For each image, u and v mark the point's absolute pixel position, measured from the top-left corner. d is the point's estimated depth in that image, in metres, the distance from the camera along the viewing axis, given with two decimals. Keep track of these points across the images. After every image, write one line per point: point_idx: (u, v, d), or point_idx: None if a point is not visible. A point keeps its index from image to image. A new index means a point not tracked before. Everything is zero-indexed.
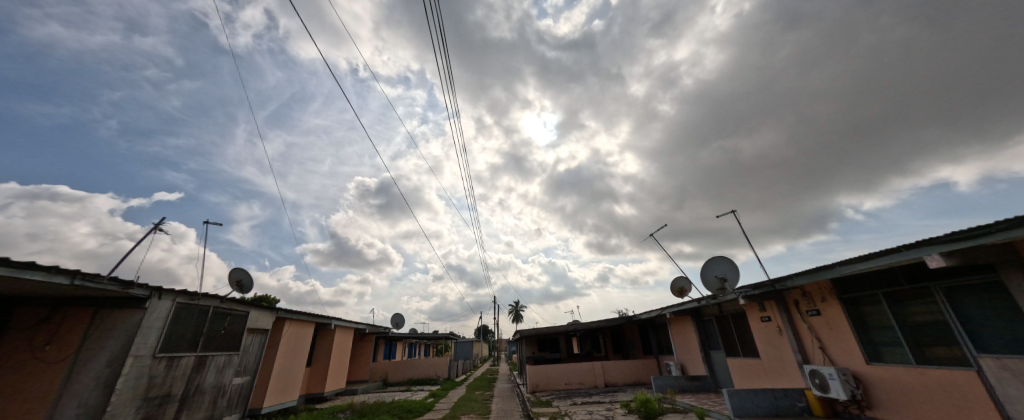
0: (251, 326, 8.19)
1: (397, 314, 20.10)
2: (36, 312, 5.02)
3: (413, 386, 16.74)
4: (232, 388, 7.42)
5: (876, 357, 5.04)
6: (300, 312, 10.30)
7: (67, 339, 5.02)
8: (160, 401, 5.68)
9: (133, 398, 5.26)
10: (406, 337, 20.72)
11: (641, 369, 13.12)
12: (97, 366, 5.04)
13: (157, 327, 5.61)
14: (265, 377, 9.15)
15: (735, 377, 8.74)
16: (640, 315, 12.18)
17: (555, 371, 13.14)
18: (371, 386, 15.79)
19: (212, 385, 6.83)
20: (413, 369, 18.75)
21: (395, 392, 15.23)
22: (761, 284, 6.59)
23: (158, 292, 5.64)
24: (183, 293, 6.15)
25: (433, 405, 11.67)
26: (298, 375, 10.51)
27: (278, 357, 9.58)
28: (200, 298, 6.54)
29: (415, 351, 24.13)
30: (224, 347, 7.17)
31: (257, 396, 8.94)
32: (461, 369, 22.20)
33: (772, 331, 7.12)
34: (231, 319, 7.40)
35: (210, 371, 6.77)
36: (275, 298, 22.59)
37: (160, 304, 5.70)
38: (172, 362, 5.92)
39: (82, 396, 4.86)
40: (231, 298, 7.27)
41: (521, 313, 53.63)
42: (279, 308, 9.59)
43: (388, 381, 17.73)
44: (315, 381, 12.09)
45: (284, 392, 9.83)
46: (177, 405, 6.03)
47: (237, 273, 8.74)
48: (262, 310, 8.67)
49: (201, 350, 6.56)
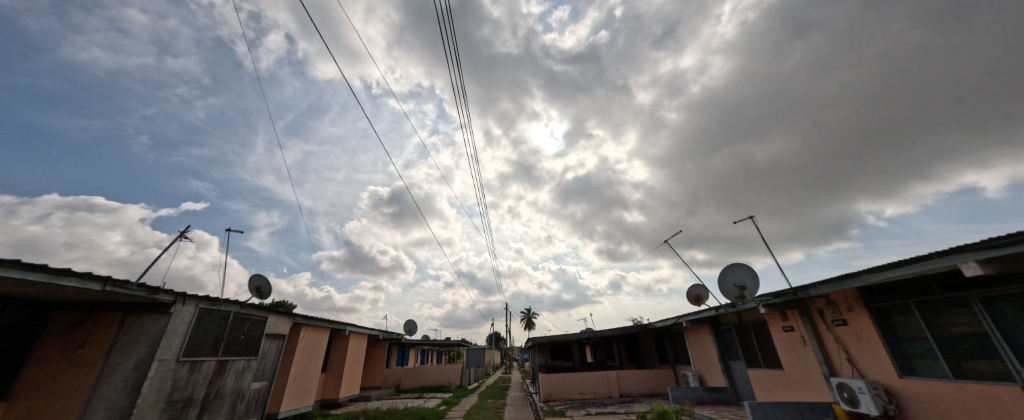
0: (269, 331, 8.56)
1: (409, 320, 20.42)
2: (72, 316, 5.46)
3: (426, 393, 16.86)
4: (251, 393, 7.76)
5: (909, 370, 4.92)
6: (316, 318, 10.66)
7: (99, 342, 5.39)
8: (182, 405, 6.02)
9: (158, 400, 5.60)
10: (419, 344, 20.95)
11: (655, 379, 12.94)
12: (125, 369, 5.38)
13: (180, 332, 6.01)
14: (282, 382, 9.48)
15: (756, 389, 8.57)
16: (655, 323, 12.06)
17: (567, 380, 13.09)
18: (385, 393, 16.02)
19: (232, 389, 7.17)
20: (426, 376, 18.96)
21: (409, 399, 15.39)
22: (783, 292, 6.49)
23: (181, 298, 6.03)
24: (205, 299, 6.54)
25: (445, 412, 11.84)
26: (314, 381, 10.84)
27: (295, 362, 9.92)
28: (221, 304, 6.93)
29: (428, 357, 24.35)
30: (243, 352, 7.53)
31: (274, 401, 9.26)
32: (474, 377, 22.27)
33: (796, 341, 7.00)
34: (250, 325, 7.77)
35: (230, 375, 7.12)
36: (292, 303, 23.42)
37: (183, 310, 6.09)
38: (194, 366, 6.27)
39: (113, 398, 5.21)
40: (250, 303, 7.65)
41: (531, 320, 53.27)
42: (297, 314, 9.96)
43: (401, 387, 17.95)
44: (330, 387, 12.38)
45: (301, 397, 10.15)
46: (199, 408, 6.37)
47: (257, 280, 9.17)
48: (279, 315, 9.04)
49: (221, 355, 6.91)
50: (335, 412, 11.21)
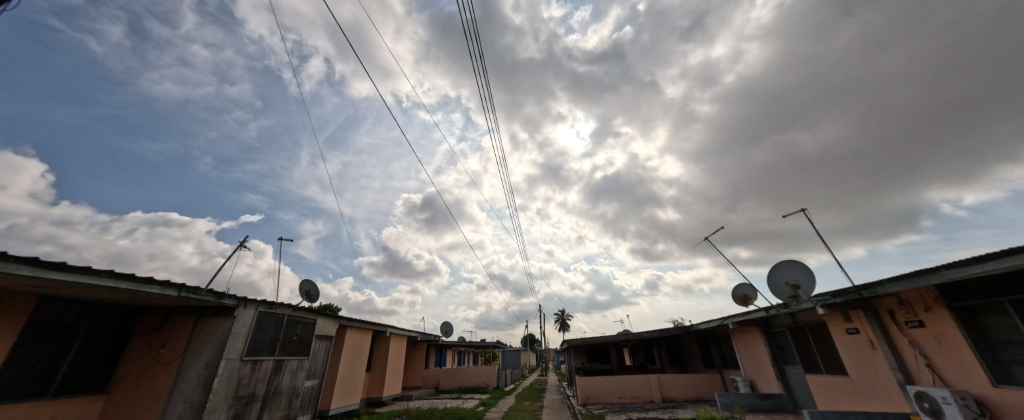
0: (319, 333, 9.26)
1: (446, 322, 21.12)
2: (155, 319, 6.30)
3: (464, 394, 17.29)
4: (304, 390, 8.44)
5: (1005, 378, 4.38)
6: (359, 320, 11.36)
7: (179, 342, 6.19)
8: (246, 400, 6.69)
9: (226, 395, 6.27)
10: (455, 346, 21.50)
11: (700, 384, 12.36)
12: (198, 366, 6.08)
13: (243, 333, 6.69)
14: (332, 381, 10.20)
15: (817, 397, 7.94)
16: (697, 325, 11.55)
17: (606, 383, 12.86)
18: (425, 393, 16.67)
19: (288, 387, 7.85)
20: (464, 378, 19.41)
21: (447, 399, 15.88)
22: (844, 292, 6.02)
23: (243, 302, 6.73)
24: (263, 303, 7.23)
25: (484, 414, 12.09)
26: (360, 380, 11.53)
27: (343, 362, 10.64)
28: (277, 307, 7.63)
29: (463, 358, 24.94)
30: (296, 352, 8.21)
31: (326, 399, 9.98)
32: (510, 379, 22.51)
33: (862, 345, 6.42)
34: (302, 327, 8.47)
35: (286, 374, 7.80)
36: (337, 306, 24.83)
37: (245, 313, 6.78)
38: (255, 365, 6.96)
39: (189, 392, 5.92)
40: (301, 306, 8.34)
41: (566, 322, 52.62)
42: (342, 316, 10.68)
43: (440, 388, 18.58)
44: (375, 386, 13.11)
45: (348, 395, 10.86)
46: (261, 403, 7.04)
47: (306, 285, 9.94)
48: (327, 318, 9.76)
49: (278, 354, 7.60)
50: (380, 411, 11.83)
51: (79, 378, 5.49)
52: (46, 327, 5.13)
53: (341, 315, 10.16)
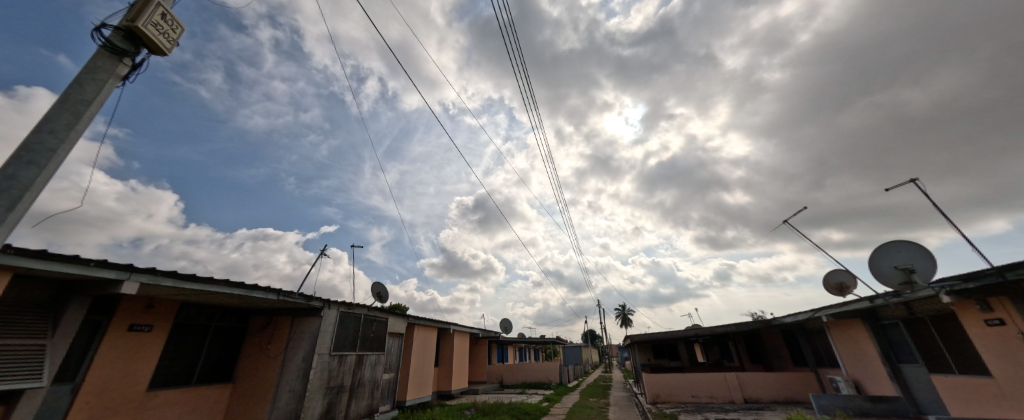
0: (391, 330, 10.13)
1: (504, 319, 21.66)
2: (262, 319, 7.44)
3: (528, 389, 17.59)
4: (383, 382, 9.31)
5: None
6: (425, 318, 12.16)
7: (282, 339, 7.25)
8: (337, 389, 7.58)
9: (321, 385, 7.17)
10: (516, 342, 21.95)
11: (789, 384, 11.07)
12: (297, 360, 7.04)
13: (329, 330, 7.58)
14: (406, 374, 11.07)
15: (948, 402, 6.65)
16: (782, 318, 10.36)
17: (676, 381, 12.15)
18: (490, 387, 17.31)
19: (369, 379, 8.72)
20: (526, 373, 19.74)
21: (512, 393, 16.30)
22: (979, 275, 4.94)
23: (327, 304, 7.61)
24: (343, 303, 8.11)
25: (549, 409, 12.19)
26: (430, 374, 12.36)
27: (414, 357, 11.49)
28: (355, 308, 8.50)
29: (524, 354, 25.38)
30: (374, 348, 9.07)
31: (402, 391, 10.88)
32: (573, 375, 22.34)
33: (1010, 340, 5.22)
34: (377, 325, 9.33)
35: (367, 367, 8.67)
36: (405, 306, 26.84)
37: (329, 313, 7.67)
38: (341, 359, 7.85)
39: (292, 382, 6.89)
40: (375, 306, 9.19)
41: (628, 317, 50.64)
42: (410, 315, 11.53)
43: (504, 382, 19.16)
44: (444, 380, 13.95)
45: (421, 388, 11.71)
46: (348, 393, 7.92)
47: (377, 287, 10.91)
48: (397, 317, 10.62)
49: (359, 350, 8.48)
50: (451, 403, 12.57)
51: (213, 369, 6.72)
52: (188, 327, 6.37)
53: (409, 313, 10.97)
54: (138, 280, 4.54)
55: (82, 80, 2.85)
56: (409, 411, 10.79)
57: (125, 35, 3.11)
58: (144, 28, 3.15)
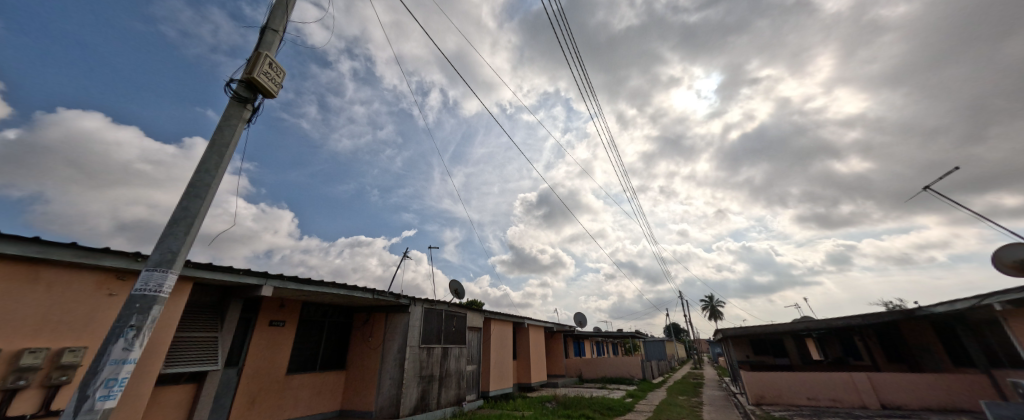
0: (471, 325, 10.83)
1: (578, 312, 21.44)
2: (362, 316, 8.61)
3: (609, 384, 17.16)
4: (467, 373, 10.03)
5: None
6: (500, 313, 12.66)
7: (380, 332, 8.30)
8: (428, 378, 8.40)
9: (414, 374, 8.02)
10: (592, 336, 21.60)
11: (947, 389, 8.92)
12: (393, 351, 7.97)
13: (417, 325, 8.41)
14: (487, 366, 11.71)
15: None
16: (931, 307, 8.37)
17: (784, 381, 10.72)
18: (569, 381, 17.37)
19: (455, 369, 9.48)
20: (606, 368, 19.27)
21: (592, 388, 16.09)
22: None
23: (413, 301, 8.45)
24: (426, 301, 8.90)
25: (634, 405, 11.73)
26: (509, 366, 12.86)
27: (492, 350, 12.08)
28: (436, 304, 9.28)
29: (602, 348, 24.84)
30: (457, 341, 9.81)
31: (485, 382, 11.53)
32: (658, 371, 21.12)
33: None
34: (457, 319, 10.04)
35: (452, 359, 9.43)
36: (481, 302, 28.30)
37: (416, 310, 8.50)
38: (429, 351, 8.66)
39: (390, 371, 7.83)
40: (454, 302, 9.90)
41: (717, 309, 45.91)
42: (486, 310, 12.11)
43: (584, 377, 19.01)
44: (523, 372, 14.41)
45: (502, 380, 12.27)
46: (438, 382, 8.74)
47: (454, 284, 11.70)
48: (475, 312, 11.30)
49: (444, 343, 9.25)
50: (532, 395, 12.93)
51: (329, 357, 8.01)
52: (309, 323, 7.69)
53: (485, 308, 11.55)
54: (273, 286, 5.73)
55: (220, 127, 3.09)
56: (494, 401, 11.40)
57: (246, 84, 3.28)
58: (258, 77, 3.27)
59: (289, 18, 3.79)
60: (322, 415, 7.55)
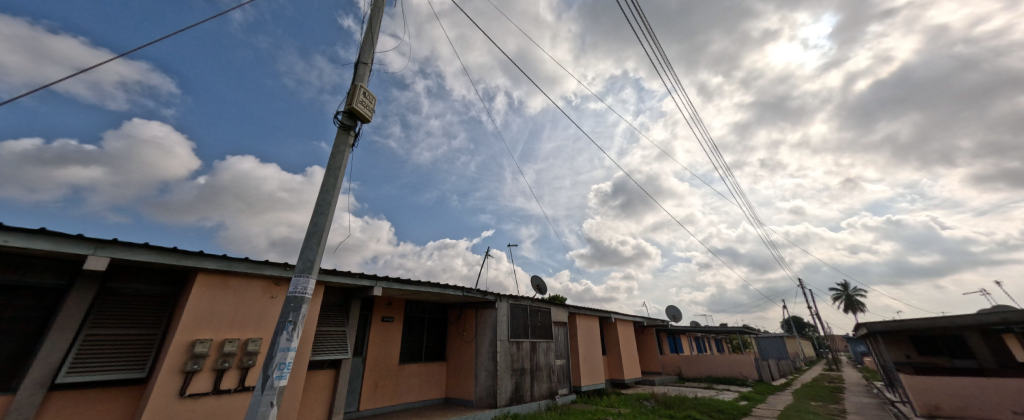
0: (555, 320, 11.03)
1: (670, 306, 19.91)
2: (455, 312, 9.44)
3: (715, 384, 15.43)
4: (556, 367, 10.37)
5: None
6: (585, 307, 12.48)
7: (472, 327, 9.02)
8: (519, 371, 8.88)
9: (507, 366, 8.50)
10: (689, 331, 19.83)
11: None
12: (486, 345, 8.55)
13: (504, 320, 8.89)
14: (576, 361, 11.69)
15: None
16: None
17: (974, 389, 8.30)
18: (668, 379, 16.23)
19: (544, 363, 9.89)
20: (710, 366, 17.35)
21: (695, 387, 14.78)
22: None
23: (498, 297, 9.00)
24: (510, 297, 9.36)
25: (749, 409, 10.43)
26: (599, 362, 12.62)
27: (580, 345, 11.98)
28: (520, 300, 9.67)
29: (703, 344, 22.63)
30: (543, 336, 10.14)
31: (576, 376, 11.51)
32: (778, 372, 18.23)
33: None
34: (541, 314, 10.36)
35: (540, 353, 9.82)
36: (565, 297, 28.27)
37: (502, 306, 9.00)
38: (518, 345, 9.09)
39: (484, 363, 8.40)
40: (536, 298, 10.22)
41: (855, 299, 37.75)
42: (570, 305, 12.06)
43: (683, 375, 17.41)
44: (614, 368, 13.99)
45: (594, 375, 12.10)
46: (529, 374, 9.20)
47: (535, 279, 11.93)
48: (559, 307, 11.43)
49: (531, 337, 9.65)
50: (627, 392, 12.48)
51: (432, 350, 8.92)
52: (413, 318, 8.67)
53: (568, 303, 11.57)
54: (381, 286, 6.77)
55: (333, 154, 3.58)
56: (587, 396, 11.30)
57: (348, 114, 3.73)
58: (357, 107, 3.69)
59: (371, 42, 4.09)
60: (430, 401, 8.45)
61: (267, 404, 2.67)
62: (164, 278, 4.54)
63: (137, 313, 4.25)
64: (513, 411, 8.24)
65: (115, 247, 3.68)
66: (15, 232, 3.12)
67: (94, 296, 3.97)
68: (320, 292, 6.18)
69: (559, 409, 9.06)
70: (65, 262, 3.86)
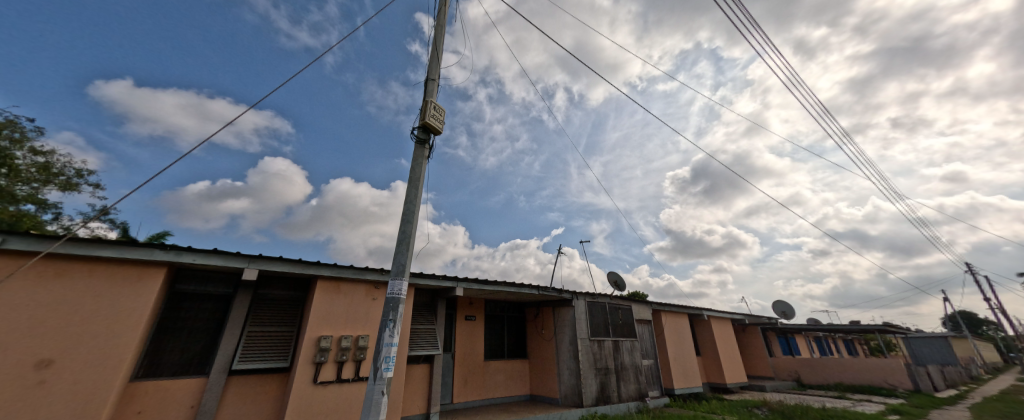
0: (638, 317, 10.42)
1: (777, 301, 17.24)
2: (533, 310, 9.57)
3: (849, 393, 12.57)
4: (644, 368, 9.81)
5: None
6: (670, 304, 11.52)
7: (550, 325, 9.03)
8: (604, 370, 8.59)
9: (590, 365, 8.30)
10: (805, 330, 16.89)
11: None
12: (566, 343, 8.48)
13: (583, 318, 8.72)
14: (666, 362, 10.86)
15: None
16: None
17: None
18: (783, 385, 14.00)
19: (630, 363, 9.43)
20: (841, 372, 13.85)
21: (820, 396, 12.49)
22: None
23: (574, 295, 8.85)
24: (587, 294, 9.13)
25: None
26: (693, 363, 11.51)
27: (669, 345, 11.08)
28: (598, 297, 9.38)
29: (825, 346, 19.09)
30: (626, 334, 9.67)
31: (667, 378, 10.68)
32: (944, 381, 14.34)
33: None
34: (622, 312, 9.89)
35: (624, 352, 9.39)
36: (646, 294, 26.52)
37: (579, 303, 8.83)
38: (600, 343, 8.81)
39: (567, 361, 8.34)
40: (615, 295, 9.80)
41: None
42: (653, 302, 11.24)
43: (803, 382, 14.43)
44: (712, 370, 12.60)
45: (688, 378, 11.08)
46: (614, 374, 8.84)
47: (612, 275, 11.40)
48: (641, 304, 10.79)
49: (613, 336, 9.28)
50: (731, 398, 11.12)
51: (514, 347, 9.15)
52: (493, 317, 8.99)
53: (650, 300, 10.84)
54: (462, 287, 7.18)
55: (412, 168, 3.61)
56: (683, 400, 10.34)
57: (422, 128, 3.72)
58: (430, 119, 3.66)
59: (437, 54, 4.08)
60: (517, 397, 8.66)
61: (380, 392, 2.87)
62: (295, 284, 5.50)
63: (279, 314, 5.23)
64: (601, 411, 7.98)
65: (261, 261, 4.58)
66: (199, 251, 4.11)
67: (251, 301, 5.05)
68: (412, 294, 6.81)
69: (652, 413, 8.50)
70: (231, 274, 4.95)
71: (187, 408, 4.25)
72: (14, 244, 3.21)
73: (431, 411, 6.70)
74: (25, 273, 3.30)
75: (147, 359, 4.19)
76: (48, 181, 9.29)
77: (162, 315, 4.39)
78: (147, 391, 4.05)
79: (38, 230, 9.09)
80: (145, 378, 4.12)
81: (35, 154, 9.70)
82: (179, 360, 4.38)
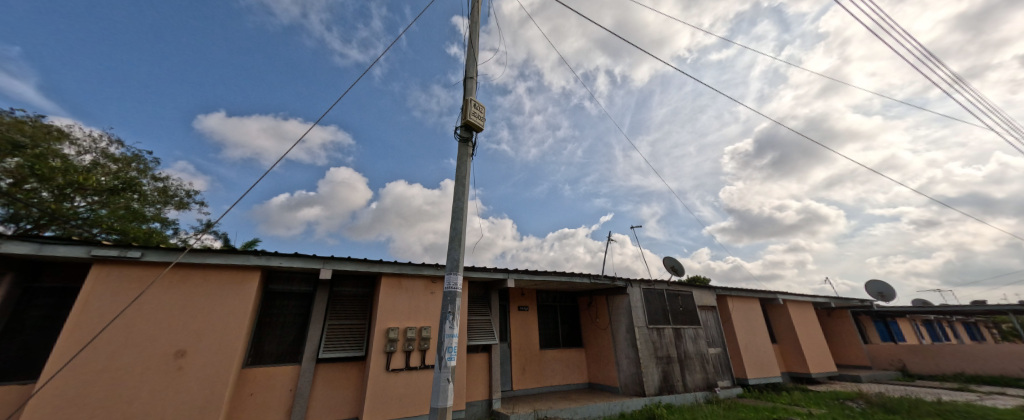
0: (700, 304, 9.90)
1: (871, 281, 15.16)
2: (586, 299, 9.57)
3: (972, 385, 10.76)
4: (711, 356, 9.35)
5: None
6: (737, 288, 10.74)
7: (605, 314, 8.97)
8: (666, 360, 8.35)
9: (650, 355, 8.12)
10: (910, 313, 14.67)
11: None
12: (623, 331, 8.38)
13: (639, 306, 8.52)
14: (736, 350, 10.22)
15: None
16: None
17: None
18: (884, 374, 12.36)
19: (694, 352, 9.04)
20: (960, 361, 11.86)
21: (933, 388, 10.83)
22: None
23: (629, 283, 8.67)
24: (642, 281, 8.89)
25: None
26: (768, 351, 10.67)
27: (738, 332, 10.40)
28: (654, 284, 9.09)
29: (938, 331, 16.44)
30: (688, 322, 9.27)
31: (738, 368, 10.06)
32: None
33: None
34: (682, 299, 9.47)
35: (688, 341, 9.02)
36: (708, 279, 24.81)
37: (635, 291, 8.63)
38: (660, 331, 8.56)
39: (625, 350, 8.25)
40: (672, 281, 9.40)
41: None
42: (717, 286, 10.59)
43: (909, 371, 12.65)
44: (792, 359, 11.58)
45: (763, 367, 10.31)
46: (677, 363, 8.55)
47: (669, 261, 10.92)
48: (703, 290, 10.22)
49: (673, 323, 8.95)
50: (817, 389, 10.14)
51: (569, 337, 9.25)
52: (546, 307, 9.16)
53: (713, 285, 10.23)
54: (513, 278, 7.42)
55: (459, 166, 3.83)
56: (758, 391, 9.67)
57: (464, 128, 3.92)
58: (471, 119, 3.85)
59: (473, 57, 4.24)
60: (576, 385, 8.80)
61: (445, 380, 3.14)
62: (364, 281, 6.15)
63: (353, 308, 5.90)
64: (665, 400, 7.81)
65: (334, 261, 5.20)
66: (285, 255, 4.78)
67: (329, 297, 5.75)
68: (466, 286, 7.20)
69: (722, 403, 8.09)
70: (311, 274, 5.66)
71: (287, 390, 5.03)
72: (150, 257, 4.03)
73: (493, 397, 7.06)
74: (163, 281, 4.15)
75: (254, 350, 5.02)
76: (167, 202, 11.31)
77: (261, 312, 5.21)
78: (257, 376, 4.87)
79: (164, 244, 11.13)
80: (253, 365, 4.95)
81: (156, 180, 11.81)
82: (277, 350, 5.17)
